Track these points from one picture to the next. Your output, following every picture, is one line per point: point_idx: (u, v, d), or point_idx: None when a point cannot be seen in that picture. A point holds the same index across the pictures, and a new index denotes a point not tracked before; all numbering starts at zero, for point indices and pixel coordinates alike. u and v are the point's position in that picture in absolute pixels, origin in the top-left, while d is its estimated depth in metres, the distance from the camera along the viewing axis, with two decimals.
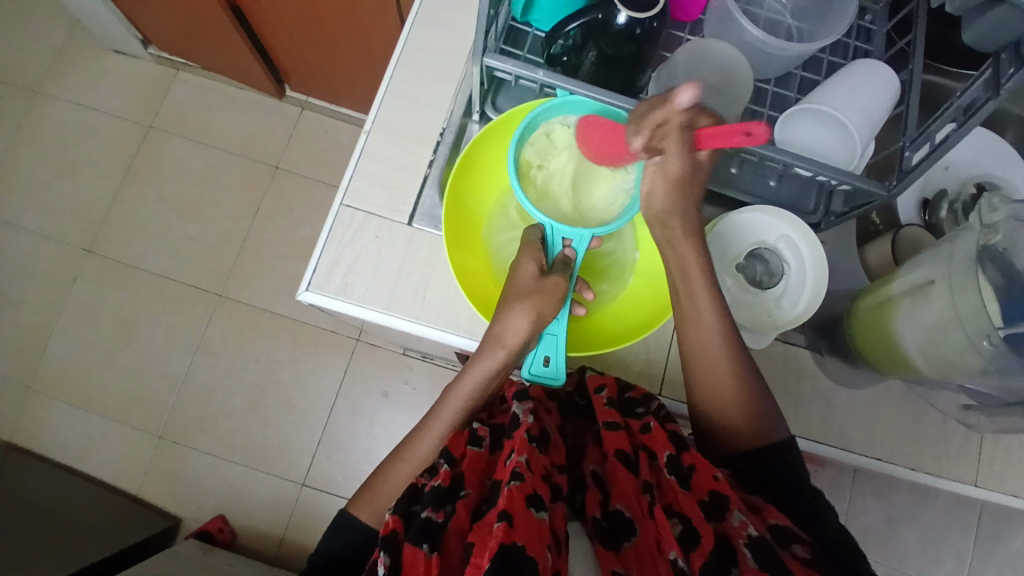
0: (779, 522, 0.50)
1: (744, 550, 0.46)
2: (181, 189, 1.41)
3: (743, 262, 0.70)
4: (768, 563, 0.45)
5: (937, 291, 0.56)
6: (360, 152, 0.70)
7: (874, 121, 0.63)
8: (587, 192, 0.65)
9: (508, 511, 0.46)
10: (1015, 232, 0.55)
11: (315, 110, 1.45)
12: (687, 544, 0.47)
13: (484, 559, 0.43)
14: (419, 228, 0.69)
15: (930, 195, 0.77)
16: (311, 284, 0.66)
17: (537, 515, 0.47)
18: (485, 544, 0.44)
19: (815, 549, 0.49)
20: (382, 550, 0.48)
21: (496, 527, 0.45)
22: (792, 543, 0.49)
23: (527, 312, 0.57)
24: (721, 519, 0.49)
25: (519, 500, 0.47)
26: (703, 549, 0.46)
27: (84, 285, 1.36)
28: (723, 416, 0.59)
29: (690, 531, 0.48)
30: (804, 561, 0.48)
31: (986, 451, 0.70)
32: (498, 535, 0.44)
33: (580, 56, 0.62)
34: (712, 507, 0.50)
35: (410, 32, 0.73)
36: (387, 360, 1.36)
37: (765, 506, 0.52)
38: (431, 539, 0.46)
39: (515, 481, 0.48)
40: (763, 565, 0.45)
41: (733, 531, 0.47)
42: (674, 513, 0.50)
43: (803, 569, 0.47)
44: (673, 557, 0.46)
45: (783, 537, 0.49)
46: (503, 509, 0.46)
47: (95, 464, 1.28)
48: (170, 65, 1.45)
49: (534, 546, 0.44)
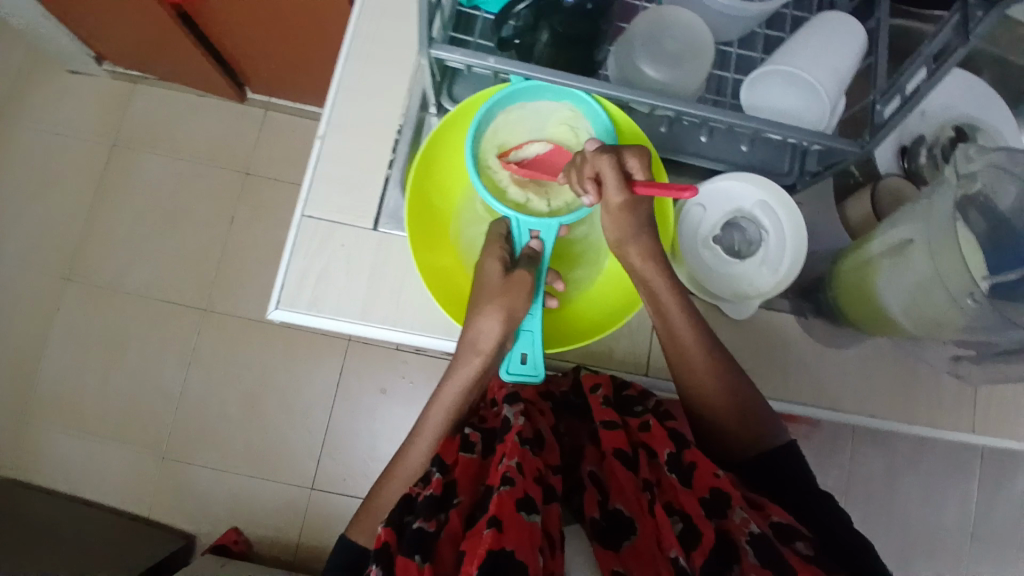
0: (782, 519, 0.46)
1: (745, 545, 0.42)
2: (154, 205, 1.38)
3: (719, 233, 0.68)
4: (772, 561, 0.40)
5: (916, 252, 0.55)
6: (317, 158, 0.68)
7: (841, 78, 0.61)
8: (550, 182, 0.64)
9: (497, 516, 0.41)
10: (997, 182, 0.54)
11: (280, 110, 1.42)
12: (687, 542, 0.44)
13: (472, 566, 0.39)
14: (386, 231, 0.67)
15: (908, 142, 0.75)
16: (281, 301, 0.64)
17: (528, 519, 0.42)
18: (474, 551, 0.40)
19: (820, 547, 0.44)
20: (374, 562, 0.43)
21: (484, 533, 0.40)
22: (794, 540, 0.44)
23: (495, 312, 0.55)
24: (723, 516, 0.44)
25: (508, 504, 0.42)
26: (703, 548, 0.43)
27: (68, 314, 1.35)
28: (712, 412, 0.56)
29: (691, 530, 0.44)
30: (806, 558, 0.43)
31: (978, 398, 0.70)
32: (487, 540, 0.39)
33: (533, 37, 0.60)
34: (713, 504, 0.45)
35: (357, 22, 0.70)
36: (382, 357, 1.35)
37: (768, 503, 0.48)
38: (423, 549, 0.41)
39: (505, 485, 0.44)
40: (766, 562, 0.40)
41: (735, 528, 0.43)
42: (675, 512, 0.46)
43: (805, 565, 0.41)
44: (674, 556, 0.42)
45: (784, 534, 0.45)
46: (493, 514, 0.42)
47: (103, 490, 1.28)
48: (126, 79, 1.41)
49: (525, 550, 0.40)
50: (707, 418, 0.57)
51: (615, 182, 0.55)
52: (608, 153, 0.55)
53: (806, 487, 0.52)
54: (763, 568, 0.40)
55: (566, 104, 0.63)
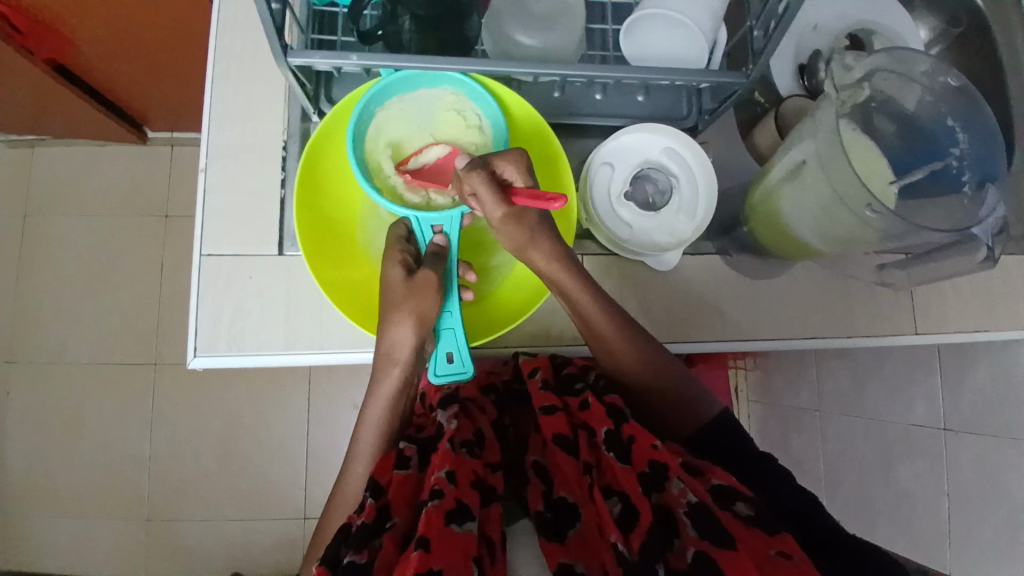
0: (722, 481, 0.44)
1: (683, 518, 0.40)
2: (81, 268, 1.33)
3: (630, 189, 0.66)
4: (709, 531, 0.39)
5: (810, 171, 0.54)
6: (204, 193, 0.64)
7: (714, 7, 0.58)
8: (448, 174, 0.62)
9: (425, 536, 0.39)
10: (895, 86, 0.56)
11: (187, 143, 1.37)
12: (626, 525, 0.41)
13: None
14: (292, 254, 0.64)
15: (805, 60, 0.73)
16: (198, 348, 0.62)
17: (460, 529, 0.41)
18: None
19: (760, 505, 0.42)
20: None
21: (411, 556, 0.38)
22: (734, 501, 0.42)
23: (408, 318, 0.53)
24: (660, 490, 0.43)
25: (436, 521, 0.41)
26: (641, 528, 0.40)
27: (15, 398, 1.30)
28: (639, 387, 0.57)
29: (629, 511, 0.42)
30: (748, 519, 0.41)
31: (914, 299, 0.71)
32: (413, 563, 0.37)
33: (396, 24, 0.58)
34: (651, 479, 0.43)
35: (217, 44, 0.67)
36: (346, 373, 1.33)
37: (710, 467, 0.46)
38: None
39: (433, 499, 0.42)
40: (704, 533, 0.39)
41: (673, 500, 0.42)
42: (614, 492, 0.44)
43: (741, 528, 0.40)
44: (614, 542, 0.40)
45: (725, 496, 0.43)
46: (421, 535, 0.40)
47: (92, 566, 1.25)
48: (20, 144, 1.35)
49: (457, 565, 0.38)
50: (646, 389, 0.57)
51: (491, 201, 0.54)
52: (479, 169, 0.54)
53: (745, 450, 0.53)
54: (701, 539, 0.39)
55: (446, 89, 0.61)
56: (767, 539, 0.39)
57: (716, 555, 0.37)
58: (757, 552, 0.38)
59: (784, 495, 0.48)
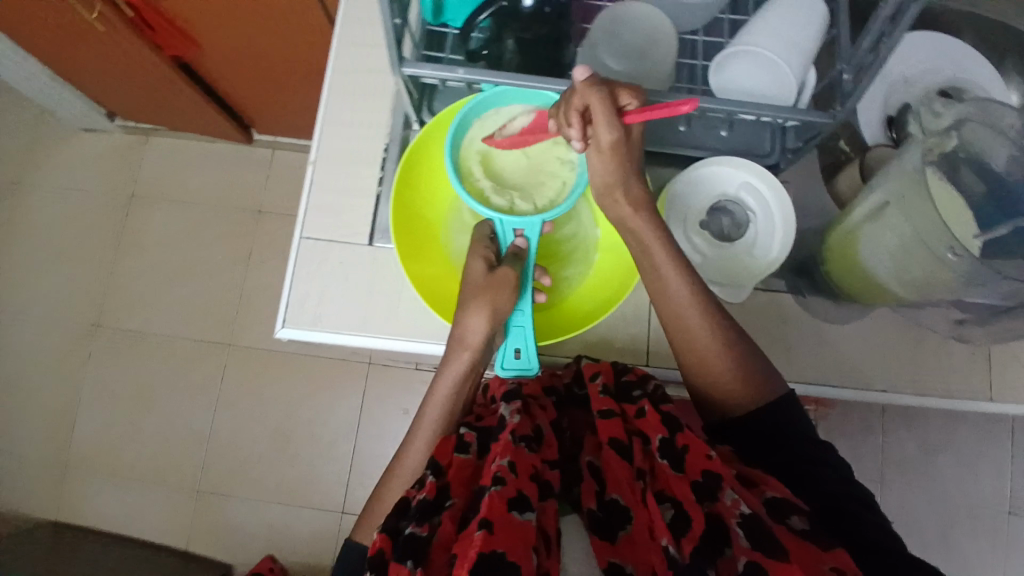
0: (776, 494, 0.46)
1: (735, 528, 0.42)
2: (174, 249, 1.44)
3: (705, 218, 0.68)
4: (761, 543, 0.41)
5: (893, 213, 0.54)
6: (310, 183, 0.71)
7: (804, 52, 0.61)
8: (535, 183, 0.65)
9: (488, 518, 0.42)
10: (978, 136, 0.55)
11: (286, 147, 1.47)
12: (678, 530, 0.43)
13: (463, 570, 0.39)
14: (380, 245, 0.69)
15: (894, 112, 0.74)
16: (287, 320, 0.67)
17: (521, 518, 0.43)
18: (465, 555, 0.40)
19: (814, 521, 0.44)
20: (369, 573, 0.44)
21: (475, 536, 0.41)
22: (789, 515, 0.44)
23: (482, 308, 0.56)
24: (713, 500, 0.44)
25: (498, 507, 0.43)
26: (693, 534, 0.42)
27: (99, 360, 1.40)
28: (722, 391, 0.55)
29: (681, 517, 0.44)
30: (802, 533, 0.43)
31: (991, 362, 0.69)
32: (477, 543, 0.40)
33: (501, 47, 0.62)
34: (704, 488, 0.44)
35: (336, 55, 0.74)
36: (402, 379, 1.37)
37: (764, 477, 0.48)
38: (416, 554, 0.43)
39: (497, 485, 0.45)
40: (756, 544, 0.41)
41: (725, 510, 0.43)
42: (666, 499, 0.45)
43: (794, 541, 0.42)
44: (666, 545, 0.42)
45: (778, 510, 0.45)
46: (483, 516, 0.42)
47: (141, 528, 1.32)
48: (140, 133, 1.48)
49: (516, 551, 0.40)
50: (699, 381, 0.56)
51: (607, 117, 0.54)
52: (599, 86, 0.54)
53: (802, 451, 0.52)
54: (753, 550, 0.41)
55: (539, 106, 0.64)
56: (820, 555, 0.41)
57: (769, 568, 0.39)
58: (806, 563, 0.40)
59: (827, 487, 0.50)
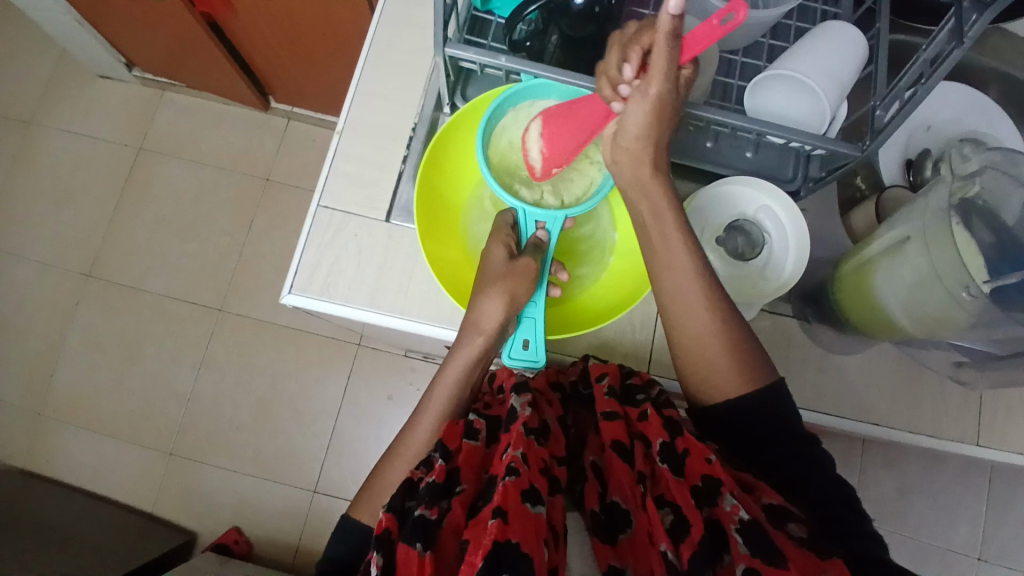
0: (773, 501, 0.48)
1: (735, 535, 0.43)
2: (177, 207, 1.43)
3: (723, 235, 0.69)
4: (761, 548, 0.42)
5: (913, 248, 0.55)
6: (335, 152, 0.71)
7: (842, 83, 0.62)
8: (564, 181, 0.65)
9: (502, 508, 0.42)
10: (997, 186, 0.55)
11: (302, 120, 1.46)
12: (677, 534, 0.44)
13: (478, 557, 0.40)
14: (397, 223, 0.69)
15: (914, 156, 0.75)
16: (295, 286, 0.66)
17: (533, 510, 0.44)
18: (479, 542, 0.41)
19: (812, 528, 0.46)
20: (375, 549, 0.44)
21: (490, 523, 0.42)
22: (788, 522, 0.46)
23: (500, 294, 0.57)
24: (713, 505, 0.45)
25: (513, 495, 0.43)
26: (692, 539, 0.43)
27: (87, 310, 1.38)
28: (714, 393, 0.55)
29: (680, 522, 0.45)
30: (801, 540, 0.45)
31: (986, 408, 0.70)
32: (492, 531, 0.41)
33: (543, 40, 0.62)
34: (704, 492, 0.46)
35: (376, 31, 0.74)
36: (391, 363, 1.36)
37: (760, 484, 0.50)
38: (425, 537, 0.43)
39: (511, 475, 0.45)
40: (755, 551, 0.42)
41: (725, 516, 0.44)
42: (666, 504, 0.46)
43: (796, 548, 0.43)
44: (664, 549, 0.43)
45: (778, 516, 0.47)
46: (498, 505, 0.43)
47: (109, 484, 1.30)
48: (155, 86, 1.47)
49: (529, 541, 0.41)
50: (695, 382, 0.57)
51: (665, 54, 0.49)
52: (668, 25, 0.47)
53: (792, 453, 0.52)
54: (753, 556, 0.41)
55: None
56: (819, 563, 0.42)
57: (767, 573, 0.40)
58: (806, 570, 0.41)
59: (817, 489, 0.50)
